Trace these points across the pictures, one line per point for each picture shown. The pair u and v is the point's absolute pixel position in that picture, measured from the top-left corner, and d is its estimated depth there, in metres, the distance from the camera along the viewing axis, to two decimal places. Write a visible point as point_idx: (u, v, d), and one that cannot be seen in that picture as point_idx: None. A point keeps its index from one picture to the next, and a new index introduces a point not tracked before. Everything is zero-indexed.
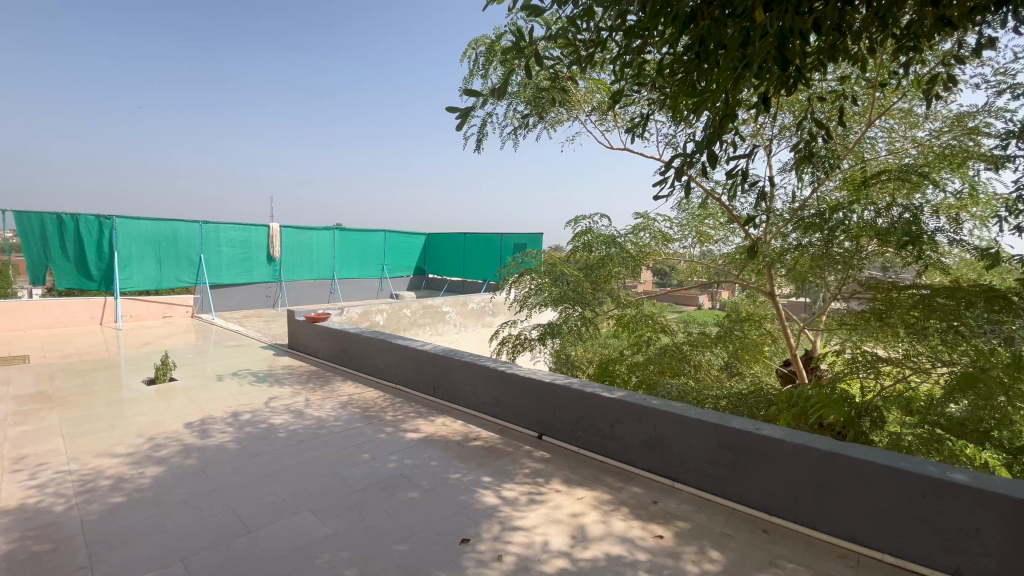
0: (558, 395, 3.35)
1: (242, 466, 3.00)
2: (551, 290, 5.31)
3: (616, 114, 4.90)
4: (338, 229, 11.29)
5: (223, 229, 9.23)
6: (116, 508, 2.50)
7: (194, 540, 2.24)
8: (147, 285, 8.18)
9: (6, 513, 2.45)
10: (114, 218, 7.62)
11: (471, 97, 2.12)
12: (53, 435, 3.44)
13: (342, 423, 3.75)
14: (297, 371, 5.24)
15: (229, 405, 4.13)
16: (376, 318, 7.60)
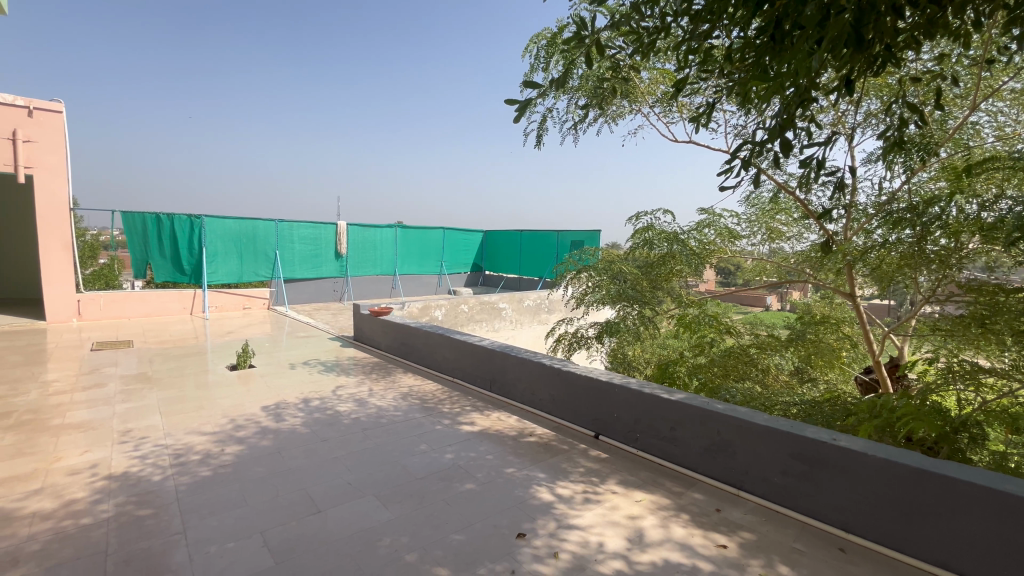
0: (616, 395, 3.29)
1: (312, 449, 3.19)
2: (609, 288, 5.21)
3: (680, 105, 4.72)
4: (400, 227, 11.70)
5: (297, 227, 9.85)
6: (204, 481, 2.75)
7: (271, 515, 2.41)
8: (229, 279, 8.90)
9: (115, 479, 2.76)
10: (203, 218, 8.33)
11: (531, 88, 2.10)
12: (152, 413, 3.84)
13: (402, 413, 3.89)
14: (361, 362, 5.50)
15: (300, 392, 4.41)
16: (435, 313, 7.82)
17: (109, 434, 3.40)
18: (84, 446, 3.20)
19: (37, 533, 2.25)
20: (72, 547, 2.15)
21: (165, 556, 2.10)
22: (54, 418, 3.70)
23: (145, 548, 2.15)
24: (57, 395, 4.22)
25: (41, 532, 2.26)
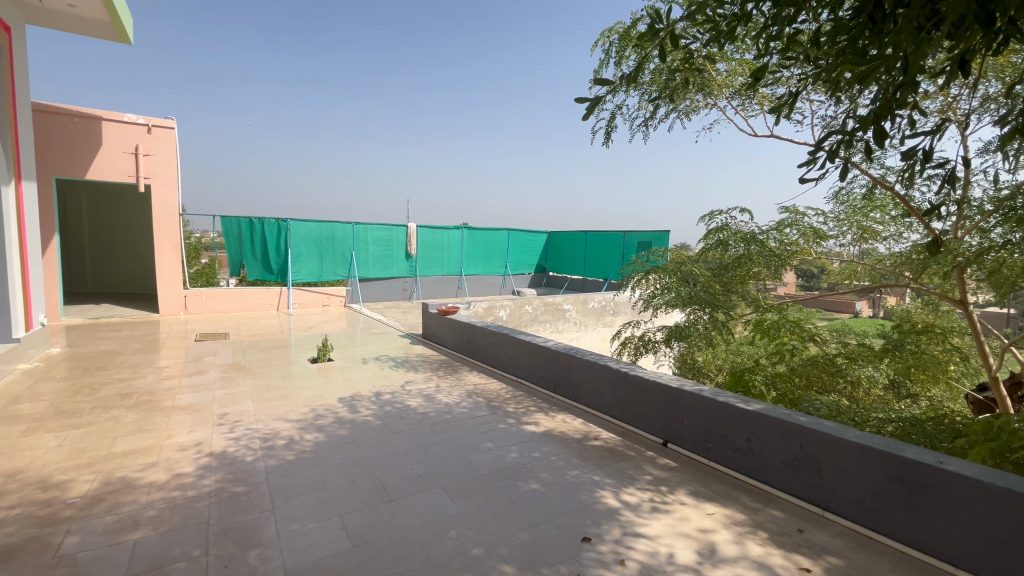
0: (687, 402, 3.17)
1: (384, 441, 3.35)
2: (680, 290, 5.00)
3: (760, 96, 4.44)
4: (466, 229, 12.00)
5: (371, 229, 10.40)
6: (289, 465, 2.98)
7: (348, 501, 2.56)
8: (311, 278, 9.58)
9: (214, 457, 3.07)
10: (289, 221, 9.04)
11: (601, 85, 2.07)
12: (245, 399, 4.22)
13: (468, 410, 3.98)
14: (429, 359, 5.69)
15: (373, 386, 4.65)
16: (499, 313, 7.93)
17: (210, 416, 3.78)
18: (189, 426, 3.58)
19: (153, 501, 2.55)
20: (181, 516, 2.42)
21: (256, 530, 2.30)
22: (166, 400, 4.19)
23: (240, 521, 2.37)
24: (168, 380, 4.76)
25: (156, 500, 2.56)
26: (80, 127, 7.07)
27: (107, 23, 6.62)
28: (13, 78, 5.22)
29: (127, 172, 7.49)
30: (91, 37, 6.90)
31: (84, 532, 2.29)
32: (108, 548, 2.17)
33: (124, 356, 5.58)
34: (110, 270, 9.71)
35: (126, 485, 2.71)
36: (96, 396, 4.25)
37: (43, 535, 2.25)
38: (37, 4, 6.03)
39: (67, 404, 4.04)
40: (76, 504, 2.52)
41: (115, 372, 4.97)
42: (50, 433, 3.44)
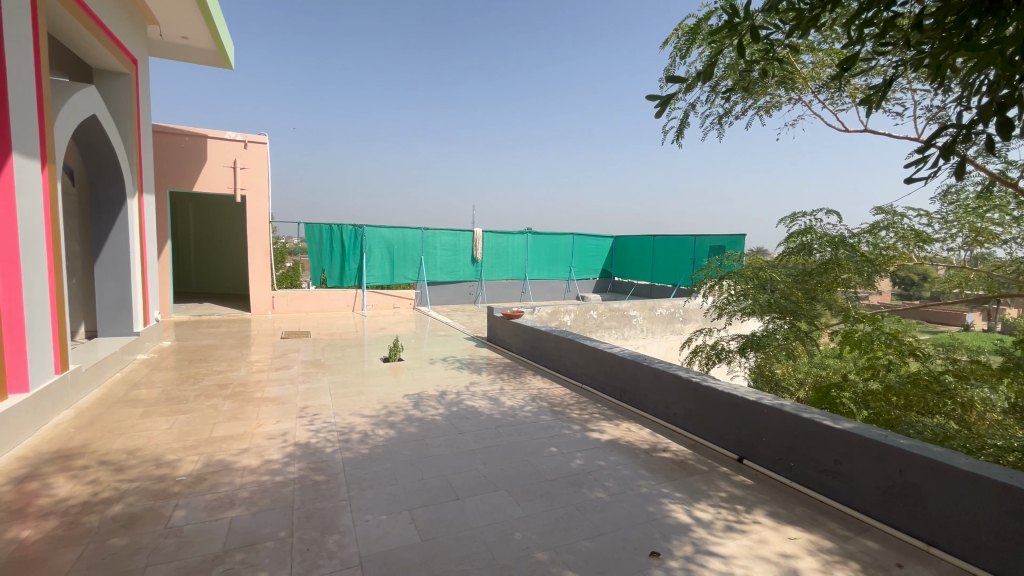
0: (765, 417, 2.97)
1: (451, 440, 3.45)
2: (757, 297, 4.72)
3: (851, 87, 4.10)
4: (531, 233, 12.06)
5: (439, 234, 10.75)
6: (364, 458, 3.14)
7: (416, 496, 2.66)
8: (383, 281, 10.07)
9: (298, 446, 3.30)
10: (364, 227, 9.61)
11: (674, 83, 2.00)
12: (324, 394, 4.51)
13: (532, 414, 3.99)
14: (494, 362, 5.78)
15: (439, 385, 4.79)
16: (564, 318, 7.88)
17: (294, 409, 4.08)
18: (276, 417, 3.89)
19: (246, 483, 2.80)
20: (269, 499, 2.63)
21: (334, 518, 2.44)
22: (257, 391, 4.58)
23: (320, 508, 2.53)
24: (259, 373, 5.20)
25: (249, 483, 2.80)
26: (189, 145, 7.96)
27: (211, 51, 7.37)
28: (138, 103, 5.97)
29: (227, 184, 8.30)
30: (200, 66, 7.74)
31: (189, 506, 2.55)
32: (209, 523, 2.40)
33: (222, 350, 6.17)
34: (211, 273, 10.79)
35: (223, 468, 2.99)
36: (198, 386, 4.73)
37: (156, 507, 2.55)
38: (157, 38, 6.87)
39: (176, 391, 4.54)
40: (183, 481, 2.82)
41: (214, 364, 5.50)
42: (162, 417, 3.88)
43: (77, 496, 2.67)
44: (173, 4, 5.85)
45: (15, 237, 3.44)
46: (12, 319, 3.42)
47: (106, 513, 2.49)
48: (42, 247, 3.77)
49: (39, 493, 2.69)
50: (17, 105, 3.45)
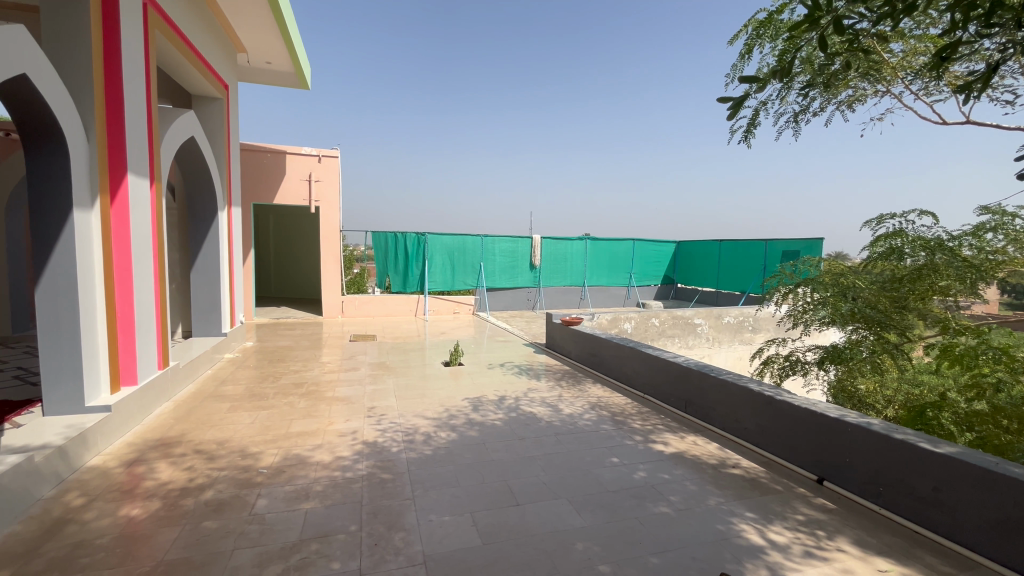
0: (849, 436, 2.75)
1: (511, 445, 3.47)
2: (838, 306, 4.45)
3: (949, 76, 3.72)
4: (590, 240, 11.93)
5: (498, 241, 10.91)
6: (427, 459, 3.23)
7: (478, 499, 2.70)
8: (443, 287, 10.34)
9: (366, 445, 3.46)
10: (427, 235, 9.95)
11: (747, 83, 1.92)
12: (389, 395, 4.69)
13: (592, 423, 3.93)
14: (552, 369, 5.76)
15: (498, 390, 4.85)
16: (625, 325, 7.69)
17: (362, 409, 4.29)
18: (346, 416, 4.10)
19: (320, 478, 2.97)
20: (340, 493, 2.77)
21: (400, 515, 2.53)
22: (328, 391, 4.85)
23: (386, 505, 2.64)
24: (330, 374, 5.52)
25: (322, 477, 2.97)
26: (270, 161, 8.65)
27: (291, 74, 7.96)
28: (229, 124, 6.59)
29: (303, 196, 8.92)
30: (281, 88, 8.40)
31: (270, 496, 2.75)
32: (287, 513, 2.57)
33: (297, 351, 6.60)
34: (288, 279, 11.60)
35: (299, 462, 3.20)
36: (277, 384, 5.09)
37: (242, 495, 2.76)
38: (246, 65, 7.54)
39: (258, 388, 4.91)
40: (264, 473, 3.04)
41: (290, 364, 5.90)
42: (246, 411, 4.21)
43: (176, 480, 2.95)
44: (260, 32, 6.41)
45: (129, 247, 3.90)
46: (125, 320, 3.87)
47: (199, 498, 2.74)
48: (150, 256, 4.24)
49: (145, 476, 3.00)
50: (133, 131, 3.93)
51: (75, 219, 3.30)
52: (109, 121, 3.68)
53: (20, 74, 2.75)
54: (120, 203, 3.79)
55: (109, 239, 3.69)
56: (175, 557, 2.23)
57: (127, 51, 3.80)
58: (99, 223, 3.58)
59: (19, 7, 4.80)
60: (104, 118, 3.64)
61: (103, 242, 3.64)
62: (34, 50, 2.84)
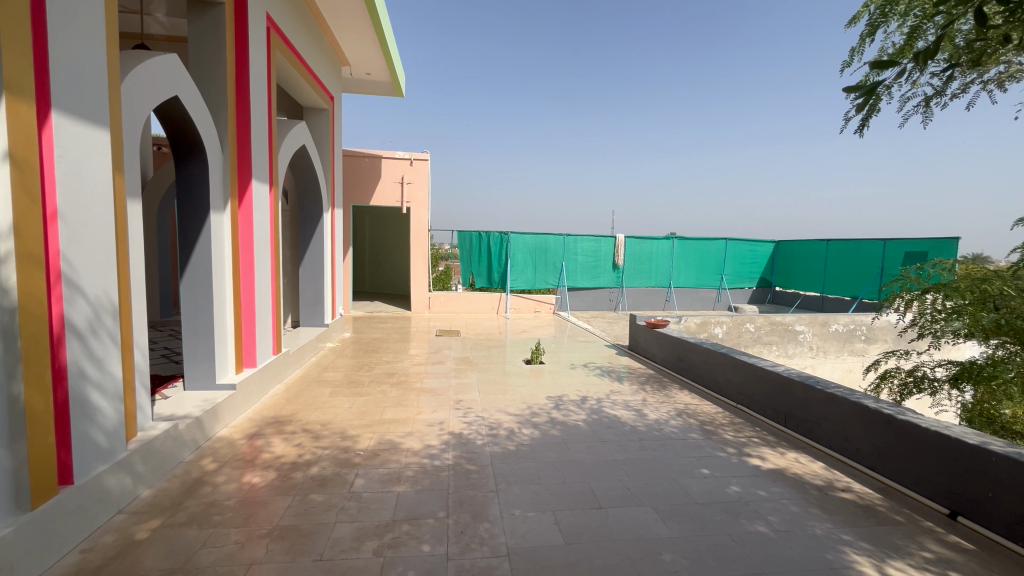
0: (993, 467, 2.37)
1: (593, 447, 3.43)
2: (978, 317, 3.84)
3: None
4: (678, 239, 11.42)
5: (581, 241, 10.80)
6: (511, 454, 3.30)
7: (560, 499, 2.70)
8: (526, 286, 10.45)
9: (453, 436, 3.61)
10: (510, 235, 10.12)
11: (879, 67, 1.73)
12: (473, 389, 4.85)
13: (679, 430, 3.77)
14: (635, 372, 5.59)
15: (580, 390, 4.81)
16: (715, 329, 7.26)
17: (448, 401, 4.48)
18: (433, 406, 4.30)
19: (410, 463, 3.15)
20: (429, 480, 2.92)
21: (484, 506, 2.61)
22: (417, 382, 5.12)
23: (471, 495, 2.73)
24: (418, 366, 5.82)
25: (413, 463, 3.15)
26: (368, 165, 9.31)
27: (388, 83, 8.50)
28: (334, 133, 7.18)
29: (396, 198, 9.49)
30: (379, 97, 9.00)
31: (366, 477, 2.97)
32: (381, 494, 2.75)
33: (389, 344, 7.04)
34: (380, 275, 12.40)
35: (392, 447, 3.41)
36: (371, 373, 5.47)
37: (343, 473, 3.01)
38: (349, 77, 8.17)
39: (355, 376, 5.33)
40: (362, 454, 3.28)
41: (383, 355, 6.31)
42: (346, 397, 4.57)
43: (288, 455, 3.29)
44: (361, 45, 6.90)
45: (253, 245, 4.41)
46: (248, 309, 4.38)
47: (307, 472, 3.02)
48: (268, 253, 4.75)
49: (263, 449, 3.38)
50: (257, 142, 4.42)
51: (211, 221, 3.79)
52: (238, 134, 4.18)
53: (174, 96, 3.21)
54: (246, 206, 4.29)
55: (237, 237, 4.19)
56: (287, 523, 2.48)
57: (254, 71, 4.29)
58: (230, 223, 4.08)
59: (172, 39, 5.61)
60: (236, 131, 4.14)
61: (232, 240, 4.14)
62: (185, 76, 3.31)
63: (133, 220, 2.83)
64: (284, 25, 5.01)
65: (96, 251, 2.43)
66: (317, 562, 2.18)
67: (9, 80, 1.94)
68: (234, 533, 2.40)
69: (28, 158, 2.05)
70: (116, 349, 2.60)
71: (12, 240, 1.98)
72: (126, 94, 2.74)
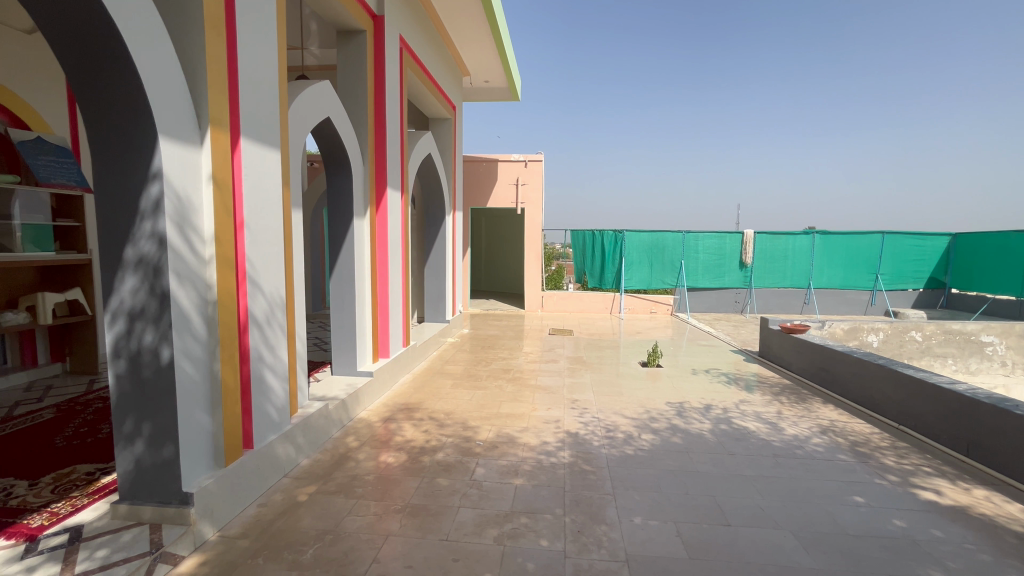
0: None
1: (719, 459, 3.19)
2: None
3: None
4: (819, 234, 10.13)
5: (702, 238, 10.12)
6: (629, 459, 3.20)
7: (682, 510, 2.56)
8: (641, 285, 10.09)
9: (569, 435, 3.62)
10: (624, 233, 9.88)
11: None
12: (587, 389, 4.81)
13: (824, 450, 3.34)
14: (768, 381, 5.08)
15: (702, 398, 4.51)
16: (868, 337, 6.30)
17: (563, 399, 4.50)
18: (548, 404, 4.36)
19: (527, 458, 3.23)
20: (545, 476, 2.96)
21: (601, 509, 2.58)
22: (531, 379, 5.24)
23: (588, 496, 2.72)
24: (533, 363, 5.94)
25: (529, 458, 3.23)
26: (485, 169, 9.75)
27: (504, 88, 8.78)
28: (455, 140, 7.63)
29: (511, 199, 9.78)
30: (495, 102, 9.34)
31: (486, 467, 3.11)
32: (500, 485, 2.87)
33: (504, 341, 7.28)
34: (496, 275, 12.89)
35: (510, 440, 3.53)
36: (489, 368, 5.72)
37: (465, 461, 3.19)
38: (469, 86, 8.62)
39: (474, 370, 5.61)
40: (482, 445, 3.45)
41: (499, 351, 6.56)
42: (466, 389, 4.84)
43: (417, 439, 3.58)
44: (481, 54, 7.22)
45: (387, 247, 4.87)
46: (383, 305, 4.85)
47: (433, 457, 3.26)
48: (400, 254, 5.21)
49: (395, 432, 3.72)
50: (391, 154, 4.88)
51: (354, 225, 4.26)
52: (376, 147, 4.64)
53: (326, 118, 3.68)
54: (382, 212, 4.75)
55: (374, 240, 4.66)
56: (417, 502, 2.70)
57: (389, 89, 4.73)
58: (369, 228, 4.56)
59: (323, 67, 6.43)
60: (374, 145, 4.61)
61: (371, 243, 4.62)
62: (335, 100, 3.77)
63: (297, 226, 3.29)
64: (414, 44, 5.46)
65: (271, 254, 2.88)
66: (444, 542, 2.34)
67: (211, 114, 2.39)
68: (374, 505, 2.68)
69: (224, 178, 2.50)
70: (284, 337, 3.05)
71: (213, 246, 2.45)
72: (292, 118, 3.21)
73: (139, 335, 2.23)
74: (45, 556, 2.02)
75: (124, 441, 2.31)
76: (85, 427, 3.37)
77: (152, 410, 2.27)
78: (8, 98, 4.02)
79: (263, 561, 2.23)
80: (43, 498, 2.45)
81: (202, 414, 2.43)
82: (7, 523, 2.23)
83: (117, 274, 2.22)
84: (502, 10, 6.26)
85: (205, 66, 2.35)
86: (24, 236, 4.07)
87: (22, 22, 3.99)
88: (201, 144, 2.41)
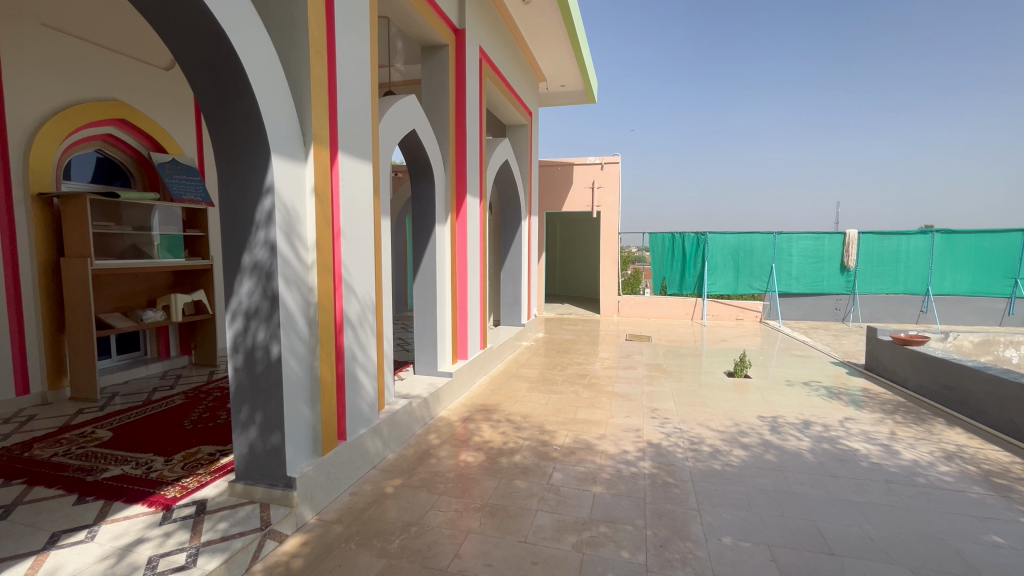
0: None
1: (819, 481, 2.92)
2: None
3: None
4: (940, 233, 8.98)
5: (797, 239, 9.34)
6: (715, 473, 3.04)
7: (778, 532, 2.38)
8: (725, 290, 9.53)
9: (650, 445, 3.50)
10: (707, 235, 9.40)
11: None
12: (668, 398, 4.63)
13: (950, 478, 2.94)
14: (877, 397, 4.57)
15: (799, 413, 4.15)
16: (1004, 352, 5.46)
17: (643, 407, 4.37)
18: (627, 412, 4.25)
19: (606, 466, 3.17)
20: (626, 485, 2.89)
21: (686, 524, 2.47)
22: (608, 385, 5.13)
23: (671, 510, 2.60)
24: (609, 369, 5.83)
25: (608, 466, 3.17)
26: (560, 173, 9.74)
27: (580, 92, 8.75)
28: (532, 145, 7.74)
29: (587, 202, 9.68)
30: (572, 106, 9.30)
31: (564, 472, 3.09)
32: (578, 491, 2.84)
33: (580, 345, 7.21)
34: (571, 279, 12.82)
35: (587, 447, 3.48)
36: (565, 373, 5.69)
37: (543, 465, 3.19)
38: (545, 91, 8.69)
39: (550, 374, 5.61)
40: (559, 450, 3.44)
41: (574, 356, 6.51)
42: (542, 393, 4.85)
43: (495, 440, 3.65)
44: (558, 59, 7.25)
45: (466, 251, 5.03)
46: (462, 307, 5.01)
47: (511, 459, 3.31)
48: (477, 258, 5.35)
49: (474, 432, 3.81)
50: (471, 161, 5.04)
51: (436, 232, 4.45)
52: (456, 155, 4.82)
53: (411, 130, 3.87)
54: (462, 217, 4.92)
55: (454, 245, 4.84)
56: (496, 502, 2.75)
57: (470, 99, 4.90)
58: (449, 232, 4.74)
59: (406, 83, 6.80)
60: (455, 153, 4.79)
61: (451, 248, 4.80)
62: (420, 112, 3.96)
63: (386, 232, 3.49)
64: (492, 54, 5.62)
65: (364, 259, 3.09)
66: (522, 543, 2.36)
67: (314, 132, 2.62)
68: (455, 502, 2.77)
69: (324, 190, 2.72)
70: (373, 337, 3.25)
71: (314, 253, 2.67)
72: (382, 132, 3.43)
73: (254, 333, 2.50)
74: (178, 524, 2.30)
75: (241, 427, 2.59)
76: (207, 412, 3.82)
77: (263, 400, 2.52)
78: (153, 127, 4.68)
79: (354, 546, 2.39)
80: (176, 473, 2.81)
81: (304, 406, 2.67)
82: (147, 493, 2.58)
83: (235, 279, 2.50)
84: (578, 14, 6.26)
85: (309, 89, 2.58)
86: (160, 245, 4.73)
87: (162, 58, 4.67)
88: (305, 160, 2.65)
